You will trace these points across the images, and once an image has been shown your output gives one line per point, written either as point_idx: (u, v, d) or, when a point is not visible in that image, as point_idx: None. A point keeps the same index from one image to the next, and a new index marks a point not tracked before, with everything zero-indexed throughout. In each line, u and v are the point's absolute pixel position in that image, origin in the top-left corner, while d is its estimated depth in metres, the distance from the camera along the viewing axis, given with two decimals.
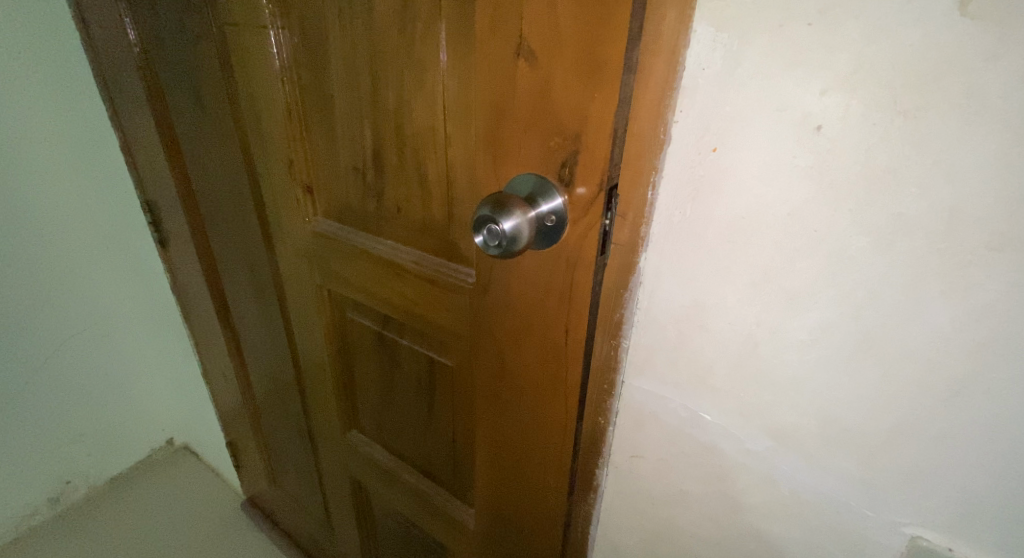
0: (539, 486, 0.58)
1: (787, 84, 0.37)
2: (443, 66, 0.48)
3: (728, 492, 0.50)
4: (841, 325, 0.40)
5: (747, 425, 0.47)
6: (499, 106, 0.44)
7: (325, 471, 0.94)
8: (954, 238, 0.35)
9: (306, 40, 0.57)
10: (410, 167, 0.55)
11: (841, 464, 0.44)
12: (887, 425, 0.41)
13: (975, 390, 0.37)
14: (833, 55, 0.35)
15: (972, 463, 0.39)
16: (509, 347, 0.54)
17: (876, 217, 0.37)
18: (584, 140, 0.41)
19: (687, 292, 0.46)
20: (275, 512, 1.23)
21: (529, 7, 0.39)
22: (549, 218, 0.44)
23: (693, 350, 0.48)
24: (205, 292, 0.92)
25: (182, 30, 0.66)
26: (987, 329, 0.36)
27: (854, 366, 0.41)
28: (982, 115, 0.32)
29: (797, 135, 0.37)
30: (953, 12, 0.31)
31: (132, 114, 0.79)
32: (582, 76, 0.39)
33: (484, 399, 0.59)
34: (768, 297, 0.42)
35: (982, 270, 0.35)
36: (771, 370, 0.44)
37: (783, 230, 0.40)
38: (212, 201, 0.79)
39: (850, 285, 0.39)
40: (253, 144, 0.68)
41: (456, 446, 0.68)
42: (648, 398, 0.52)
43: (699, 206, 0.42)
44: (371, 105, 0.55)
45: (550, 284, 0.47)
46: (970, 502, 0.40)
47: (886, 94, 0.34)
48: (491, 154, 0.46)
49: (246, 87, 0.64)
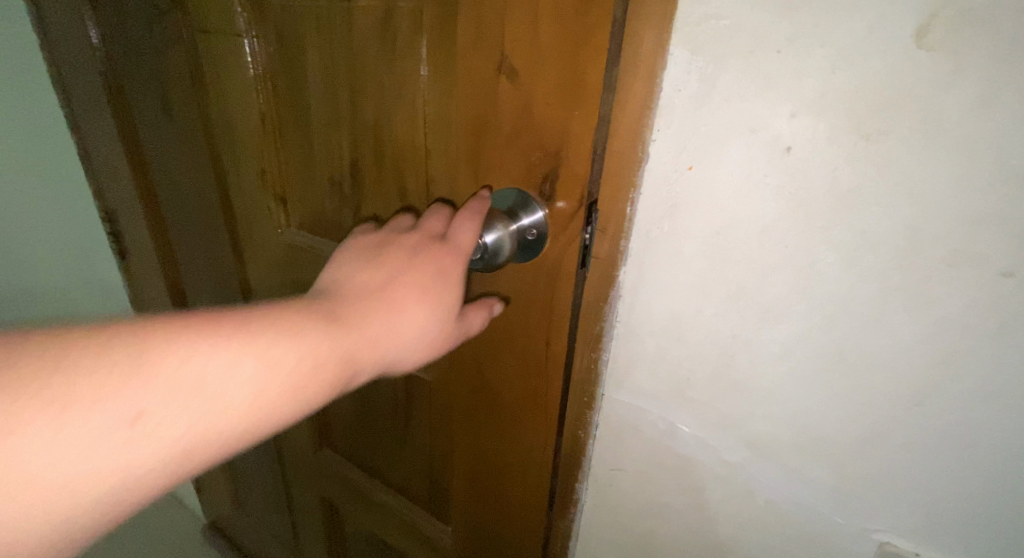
0: (518, 503, 0.58)
1: (757, 106, 0.38)
2: (423, 79, 0.48)
3: (706, 504, 0.51)
4: (812, 337, 0.42)
5: (724, 436, 0.48)
6: (482, 120, 0.45)
7: (294, 493, 0.90)
8: (916, 254, 0.37)
9: (283, 49, 0.56)
10: (388, 178, 0.55)
11: (816, 475, 0.45)
12: (858, 433, 0.42)
13: (937, 400, 0.39)
14: (802, 81, 0.36)
15: (936, 469, 0.40)
16: (489, 363, 0.53)
17: (844, 235, 0.38)
18: (565, 155, 0.42)
19: (666, 305, 0.47)
20: (237, 536, 1.19)
21: (511, 24, 0.41)
22: (530, 231, 0.45)
23: (671, 362, 0.48)
24: (167, 306, 0.88)
25: (151, 34, 0.64)
26: (946, 342, 0.37)
27: (827, 378, 0.42)
28: (939, 140, 0.34)
29: (769, 156, 0.39)
30: (911, 44, 0.33)
31: (92, 118, 0.75)
32: (563, 94, 0.40)
33: (462, 417, 0.58)
34: (743, 309, 0.44)
35: (940, 286, 0.37)
36: (746, 380, 0.45)
37: (757, 246, 0.41)
38: (179, 210, 0.76)
39: (820, 299, 0.41)
40: (225, 152, 0.66)
41: (433, 463, 0.67)
42: (627, 410, 0.52)
43: (676, 222, 0.44)
44: (349, 114, 0.54)
45: (532, 296, 0.48)
46: (936, 509, 0.42)
47: (852, 118, 0.36)
48: (474, 168, 0.47)
49: (219, 94, 0.62)
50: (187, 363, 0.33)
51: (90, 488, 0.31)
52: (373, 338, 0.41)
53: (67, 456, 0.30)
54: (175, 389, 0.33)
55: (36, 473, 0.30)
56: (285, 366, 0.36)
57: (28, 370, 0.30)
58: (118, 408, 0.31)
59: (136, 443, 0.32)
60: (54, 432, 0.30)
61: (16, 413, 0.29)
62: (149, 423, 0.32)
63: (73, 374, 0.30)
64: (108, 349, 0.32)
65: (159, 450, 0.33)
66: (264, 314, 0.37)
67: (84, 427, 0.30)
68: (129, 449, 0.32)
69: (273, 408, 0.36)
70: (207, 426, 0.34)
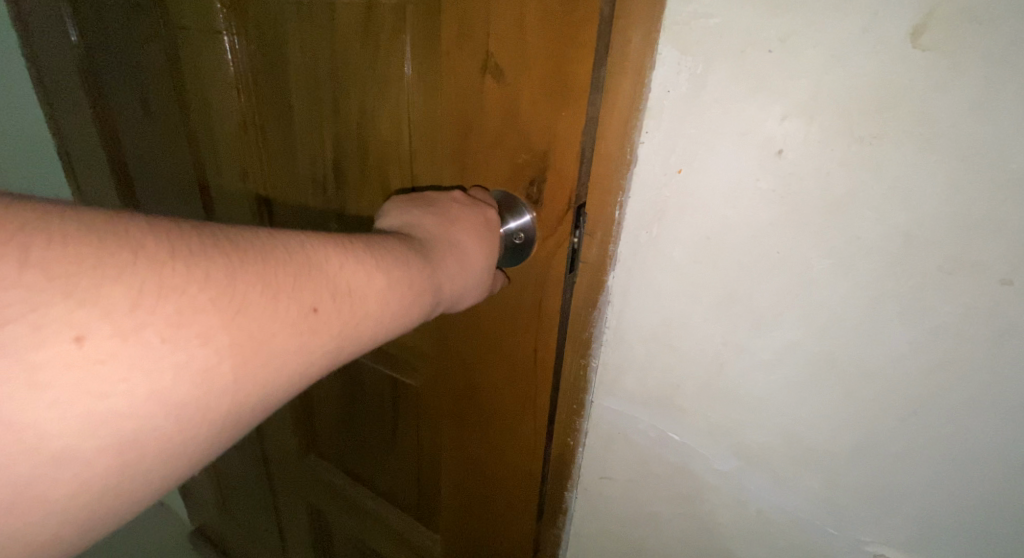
0: (507, 511, 0.57)
1: (749, 107, 0.37)
2: (407, 78, 0.47)
3: (698, 513, 0.50)
4: (804, 345, 0.41)
5: (714, 445, 0.47)
6: (467, 121, 0.44)
7: (281, 499, 0.89)
8: (910, 260, 0.36)
9: (264, 46, 0.54)
10: (372, 179, 0.54)
11: (808, 485, 0.44)
12: (851, 443, 0.41)
13: (932, 410, 0.38)
14: (794, 83, 0.35)
15: (930, 479, 0.40)
16: (476, 370, 0.52)
17: (837, 241, 0.37)
18: (552, 158, 0.41)
19: (656, 312, 0.46)
20: (225, 542, 1.18)
21: (495, 21, 0.39)
22: (518, 235, 0.44)
23: (661, 369, 0.47)
24: None
25: (129, 31, 0.62)
26: (941, 351, 0.36)
27: (819, 387, 0.41)
28: (935, 144, 0.33)
29: (761, 160, 0.38)
30: (906, 44, 0.32)
31: (69, 116, 0.74)
32: (550, 94, 0.39)
33: (450, 425, 0.57)
34: (734, 317, 0.43)
35: (937, 293, 0.35)
36: (737, 388, 0.44)
37: (749, 252, 0.40)
38: (161, 210, 0.76)
39: (812, 307, 0.40)
40: (206, 152, 0.65)
41: (421, 472, 0.66)
42: (617, 418, 0.51)
43: (666, 227, 0.43)
44: (333, 114, 0.53)
45: (520, 302, 0.47)
46: (929, 520, 0.41)
47: (845, 121, 0.35)
48: (459, 170, 0.46)
49: (198, 93, 0.61)
50: (346, 270, 0.33)
51: (264, 385, 0.31)
52: (466, 271, 0.41)
53: (262, 345, 0.30)
54: (343, 303, 0.33)
55: (245, 353, 0.29)
56: (423, 288, 0.37)
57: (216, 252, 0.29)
58: (299, 299, 0.31)
59: (310, 341, 0.32)
60: (259, 321, 0.30)
61: (219, 291, 0.28)
62: (322, 319, 0.32)
63: (271, 270, 0.30)
64: (286, 253, 0.32)
65: (318, 354, 0.32)
66: (395, 245, 0.37)
67: (277, 320, 0.30)
68: (303, 341, 0.31)
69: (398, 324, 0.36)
70: (358, 336, 0.34)
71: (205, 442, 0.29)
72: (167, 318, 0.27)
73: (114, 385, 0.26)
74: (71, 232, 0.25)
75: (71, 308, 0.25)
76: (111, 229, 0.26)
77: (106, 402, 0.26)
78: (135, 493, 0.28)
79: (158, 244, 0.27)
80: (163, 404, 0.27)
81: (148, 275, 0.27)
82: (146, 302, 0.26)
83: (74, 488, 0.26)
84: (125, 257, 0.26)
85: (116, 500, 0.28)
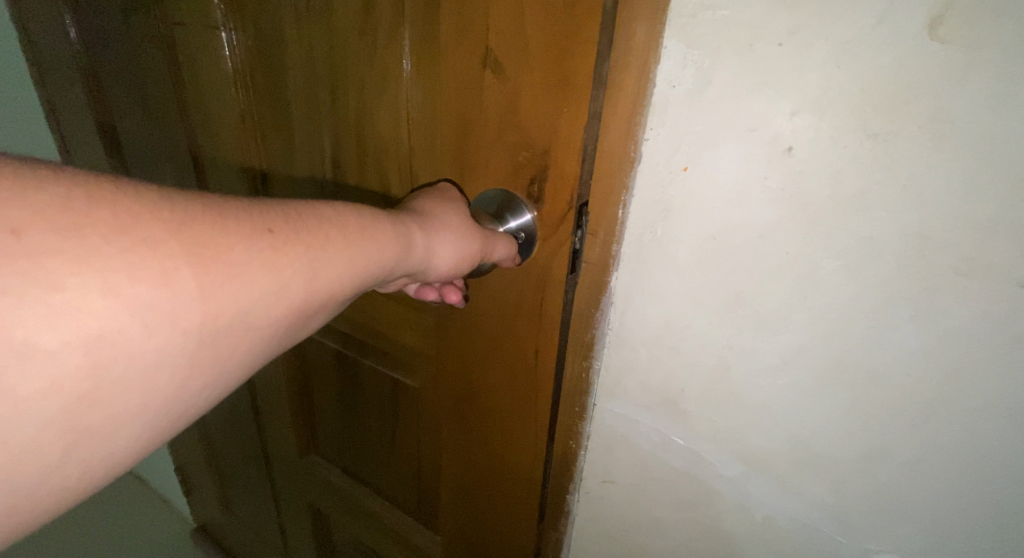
0: (507, 513, 0.56)
1: (757, 102, 0.35)
2: (405, 75, 0.46)
3: (701, 517, 0.50)
4: (811, 348, 0.40)
5: (719, 448, 0.46)
6: (466, 118, 0.43)
7: (282, 498, 0.89)
8: (923, 262, 0.34)
9: (261, 41, 0.54)
10: (371, 177, 0.53)
11: (815, 492, 0.43)
12: (860, 450, 0.40)
13: (944, 416, 0.37)
14: (803, 78, 0.34)
15: (941, 486, 0.39)
16: (477, 372, 0.52)
17: (847, 242, 0.36)
18: (553, 156, 0.40)
19: (659, 313, 0.45)
20: (230, 540, 1.18)
21: (495, 15, 0.38)
22: (518, 235, 0.43)
23: (664, 372, 0.46)
24: None
25: (127, 28, 0.62)
26: (955, 356, 0.35)
27: (826, 392, 0.40)
28: (951, 141, 0.31)
29: (769, 158, 0.36)
30: (922, 36, 0.30)
31: (70, 113, 0.73)
32: (551, 90, 0.38)
33: (449, 425, 0.57)
34: (739, 319, 0.41)
35: (952, 295, 0.34)
36: (743, 391, 0.43)
37: (755, 253, 0.39)
38: None
39: (821, 310, 0.38)
40: (205, 148, 0.64)
41: (421, 472, 0.65)
42: (619, 421, 0.50)
43: (669, 227, 0.41)
44: (330, 110, 0.52)
45: (520, 303, 0.46)
46: (940, 528, 0.40)
47: (856, 118, 0.33)
48: (459, 169, 0.45)
49: (196, 89, 0.60)
50: (299, 204, 0.35)
51: (233, 301, 0.31)
52: (435, 217, 0.41)
53: (223, 259, 0.30)
54: (297, 226, 0.34)
55: (209, 272, 0.30)
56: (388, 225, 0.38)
57: (178, 207, 0.29)
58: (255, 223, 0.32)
59: (273, 259, 0.32)
60: (227, 262, 0.30)
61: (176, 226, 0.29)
62: (282, 240, 0.32)
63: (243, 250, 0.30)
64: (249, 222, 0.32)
65: (285, 275, 0.32)
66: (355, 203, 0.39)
67: (231, 235, 0.31)
68: (267, 258, 0.32)
69: (370, 258, 0.37)
70: (327, 261, 0.34)
71: (180, 360, 0.30)
72: (119, 239, 0.27)
73: (74, 304, 0.26)
74: (60, 215, 0.26)
75: (28, 253, 0.25)
76: (82, 217, 0.26)
77: (66, 313, 0.26)
78: (108, 415, 0.28)
79: (125, 213, 0.28)
80: (131, 334, 0.28)
81: (90, 205, 0.27)
82: (101, 239, 0.26)
83: (41, 397, 0.26)
84: (87, 214, 0.27)
85: (87, 415, 0.28)
